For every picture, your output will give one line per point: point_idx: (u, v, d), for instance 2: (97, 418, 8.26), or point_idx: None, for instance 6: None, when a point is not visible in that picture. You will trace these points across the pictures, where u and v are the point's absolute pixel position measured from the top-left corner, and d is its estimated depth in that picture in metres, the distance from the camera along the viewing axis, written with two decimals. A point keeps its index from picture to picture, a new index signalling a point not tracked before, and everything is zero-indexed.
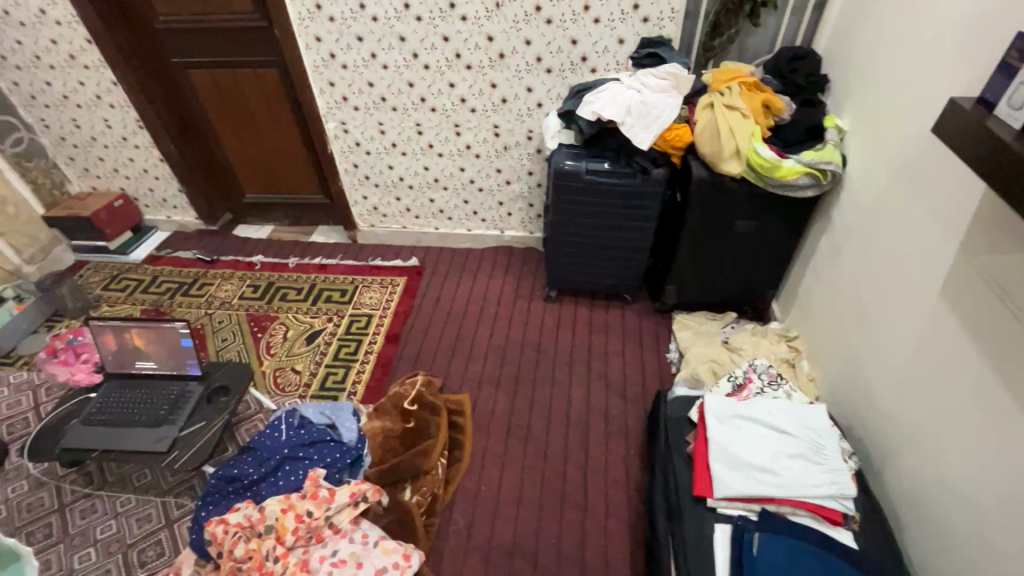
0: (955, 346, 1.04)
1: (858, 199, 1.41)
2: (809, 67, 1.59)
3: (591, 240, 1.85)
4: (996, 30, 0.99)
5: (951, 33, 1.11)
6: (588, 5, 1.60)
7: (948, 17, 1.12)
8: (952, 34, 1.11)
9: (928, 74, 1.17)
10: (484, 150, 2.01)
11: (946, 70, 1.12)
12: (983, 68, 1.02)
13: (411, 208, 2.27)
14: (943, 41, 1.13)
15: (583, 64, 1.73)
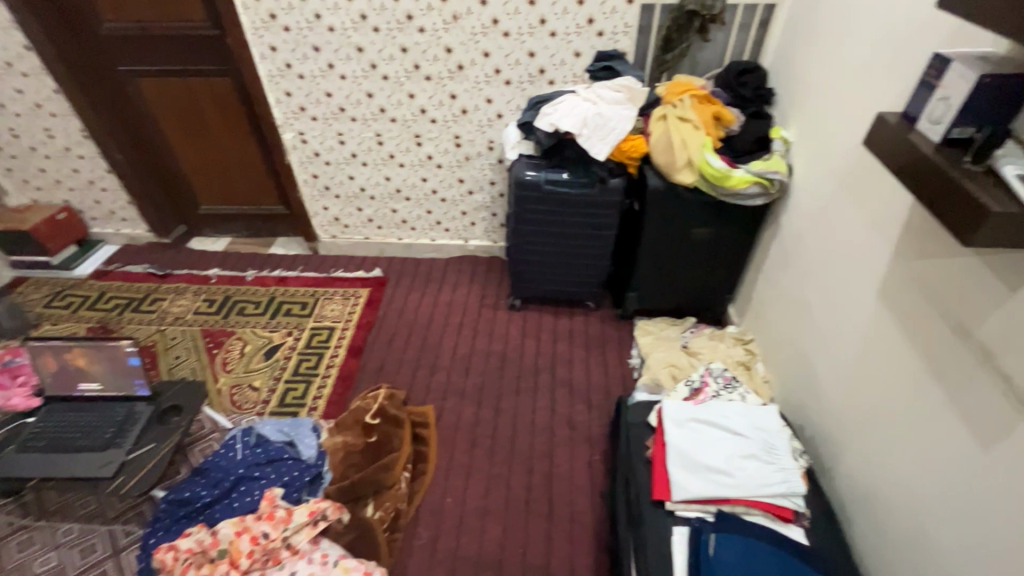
0: (893, 345, 1.09)
1: (804, 207, 1.48)
2: (756, 81, 1.66)
3: (553, 248, 1.87)
4: (918, 48, 1.06)
5: (880, 50, 1.18)
6: (545, 18, 1.63)
7: (877, 35, 1.19)
8: (881, 51, 1.17)
9: (862, 88, 1.24)
10: (445, 160, 2.01)
11: (877, 84, 1.18)
12: (908, 83, 1.08)
13: (374, 218, 2.25)
14: (874, 57, 1.20)
15: (541, 76, 1.75)
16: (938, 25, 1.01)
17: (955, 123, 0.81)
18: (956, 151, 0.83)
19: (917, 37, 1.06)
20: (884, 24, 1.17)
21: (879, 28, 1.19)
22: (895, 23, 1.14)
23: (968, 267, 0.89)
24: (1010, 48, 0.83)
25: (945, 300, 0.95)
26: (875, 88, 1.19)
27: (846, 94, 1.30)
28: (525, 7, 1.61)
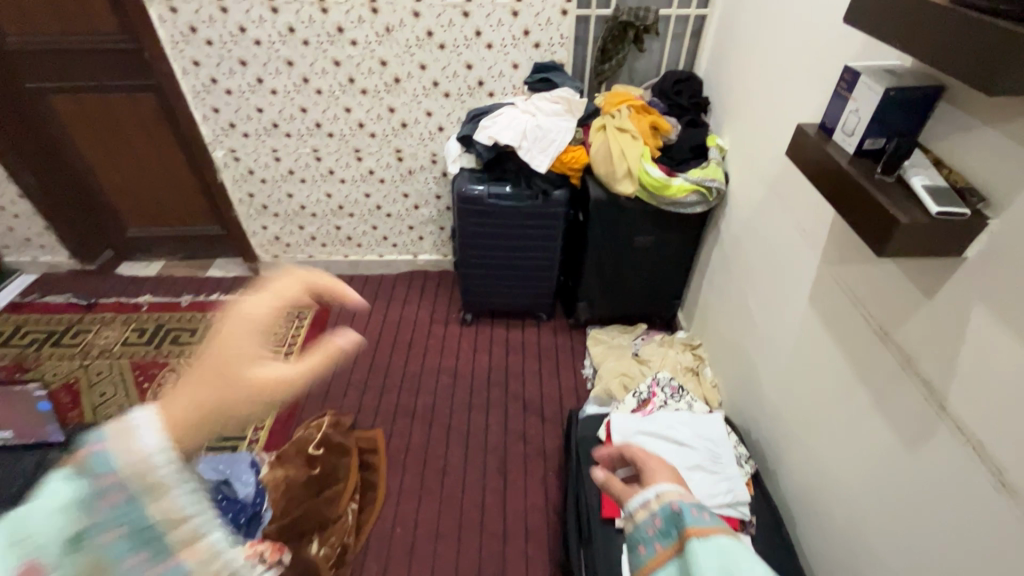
0: (826, 350, 1.11)
1: (740, 213, 1.50)
2: (691, 90, 1.68)
3: (501, 261, 1.84)
4: (837, 59, 1.08)
5: (804, 60, 1.21)
6: (480, 30, 1.60)
7: (800, 46, 1.22)
8: (805, 60, 1.20)
9: (788, 97, 1.27)
10: (388, 175, 1.96)
11: (802, 93, 1.21)
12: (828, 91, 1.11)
13: (317, 236, 2.16)
14: (799, 66, 1.22)
15: (481, 88, 1.73)
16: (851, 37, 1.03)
17: (867, 135, 0.82)
18: (870, 163, 0.84)
19: (836, 47, 1.09)
20: (806, 35, 1.20)
21: (802, 38, 1.21)
22: (815, 33, 1.16)
23: (887, 273, 0.91)
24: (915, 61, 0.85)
25: (869, 305, 0.97)
26: (801, 97, 1.21)
27: (774, 103, 1.33)
28: (459, 19, 1.58)
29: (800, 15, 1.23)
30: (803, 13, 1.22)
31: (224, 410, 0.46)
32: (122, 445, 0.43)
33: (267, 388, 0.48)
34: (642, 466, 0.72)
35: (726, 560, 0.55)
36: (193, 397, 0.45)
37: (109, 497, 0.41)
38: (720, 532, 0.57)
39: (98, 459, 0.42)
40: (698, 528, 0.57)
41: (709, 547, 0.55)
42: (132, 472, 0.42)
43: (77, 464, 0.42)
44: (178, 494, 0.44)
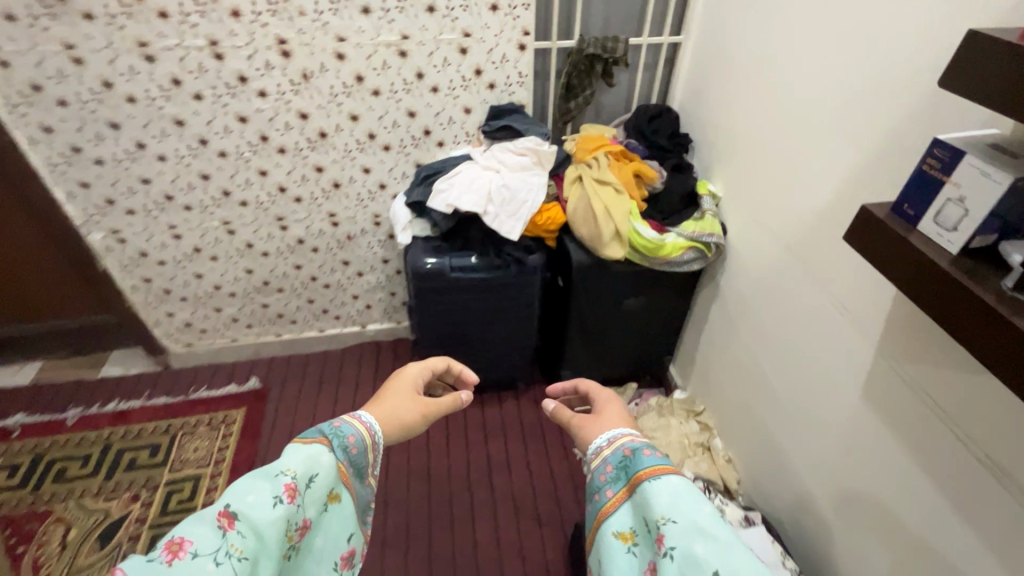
0: (895, 458, 0.93)
1: (746, 274, 1.30)
2: (669, 127, 1.48)
3: (469, 336, 1.57)
4: (877, 109, 0.89)
5: (824, 103, 1.01)
6: (422, 72, 1.32)
7: (817, 84, 1.02)
8: (825, 103, 1.00)
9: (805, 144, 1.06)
10: (321, 243, 1.63)
11: (825, 141, 1.01)
12: (870, 147, 0.91)
13: (240, 317, 1.79)
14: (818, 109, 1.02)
15: (427, 138, 1.44)
16: (902, 83, 0.84)
17: (977, 234, 0.63)
18: (981, 267, 0.65)
19: (875, 94, 0.89)
20: (824, 72, 1.00)
21: (819, 75, 1.01)
22: (838, 73, 0.97)
23: (1000, 391, 0.73)
24: (1017, 130, 0.66)
25: (966, 424, 0.78)
26: (825, 146, 1.01)
27: (783, 149, 1.13)
28: (395, 59, 1.28)
29: (811, 47, 1.03)
30: (814, 46, 1.02)
31: (401, 419, 0.69)
32: (352, 418, 0.64)
33: (429, 409, 0.72)
34: (594, 406, 0.71)
35: (680, 500, 0.52)
36: (386, 409, 0.69)
37: (348, 451, 0.60)
38: (665, 470, 0.55)
39: (337, 426, 0.61)
40: (649, 472, 0.55)
41: (660, 491, 0.53)
42: (361, 436, 0.62)
43: (323, 425, 0.61)
44: (373, 455, 0.64)
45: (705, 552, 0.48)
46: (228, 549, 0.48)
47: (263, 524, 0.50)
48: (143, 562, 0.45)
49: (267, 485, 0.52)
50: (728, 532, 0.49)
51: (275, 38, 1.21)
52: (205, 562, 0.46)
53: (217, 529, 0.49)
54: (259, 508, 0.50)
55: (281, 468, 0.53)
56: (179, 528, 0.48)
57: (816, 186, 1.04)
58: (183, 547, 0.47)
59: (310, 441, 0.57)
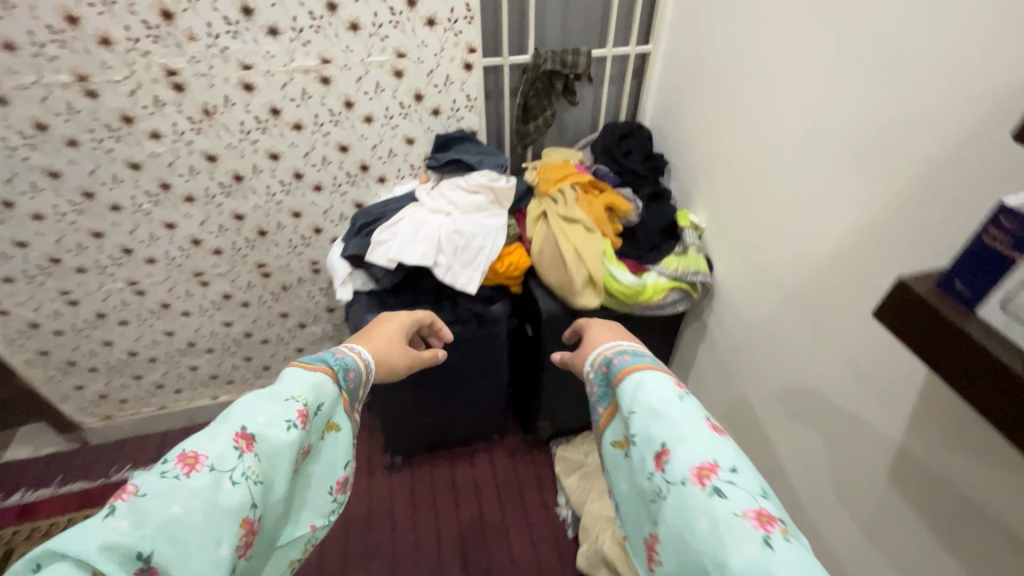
0: (934, 555, 0.78)
1: (740, 317, 1.14)
2: (641, 147, 1.32)
3: (430, 394, 1.38)
4: (906, 142, 0.73)
5: (832, 130, 0.85)
6: (350, 100, 1.11)
7: (821, 108, 0.86)
8: (834, 131, 0.84)
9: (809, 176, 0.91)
10: (252, 297, 1.41)
11: (837, 175, 0.85)
12: (900, 187, 0.75)
13: (166, 382, 1.55)
14: (824, 136, 0.86)
15: (365, 174, 1.24)
16: (938, 114, 0.69)
17: None
18: None
19: (902, 124, 0.74)
20: (831, 94, 0.84)
21: (824, 96, 0.85)
22: (850, 96, 0.81)
23: None
24: None
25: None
26: (835, 181, 0.86)
27: (780, 180, 0.97)
28: (316, 87, 1.07)
29: (813, 63, 0.87)
30: (815, 63, 0.86)
31: (388, 364, 0.72)
32: (351, 352, 0.67)
33: (413, 359, 0.75)
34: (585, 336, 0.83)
35: (640, 396, 0.67)
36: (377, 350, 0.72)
37: (348, 386, 0.64)
38: (633, 371, 0.71)
39: (337, 359, 0.64)
40: (621, 376, 0.71)
41: (627, 390, 0.69)
42: (359, 372, 0.66)
43: (323, 357, 0.63)
44: (365, 391, 0.68)
45: (657, 430, 0.63)
46: (245, 470, 0.49)
47: (279, 447, 0.52)
48: (157, 476, 0.47)
49: (279, 409, 0.54)
50: (682, 411, 0.64)
51: (161, 68, 0.99)
52: (223, 478, 0.48)
53: (234, 449, 0.50)
54: (275, 430, 0.52)
55: (293, 395, 0.55)
56: (194, 443, 0.49)
57: (826, 227, 0.89)
58: (199, 462, 0.48)
59: (314, 371, 0.59)
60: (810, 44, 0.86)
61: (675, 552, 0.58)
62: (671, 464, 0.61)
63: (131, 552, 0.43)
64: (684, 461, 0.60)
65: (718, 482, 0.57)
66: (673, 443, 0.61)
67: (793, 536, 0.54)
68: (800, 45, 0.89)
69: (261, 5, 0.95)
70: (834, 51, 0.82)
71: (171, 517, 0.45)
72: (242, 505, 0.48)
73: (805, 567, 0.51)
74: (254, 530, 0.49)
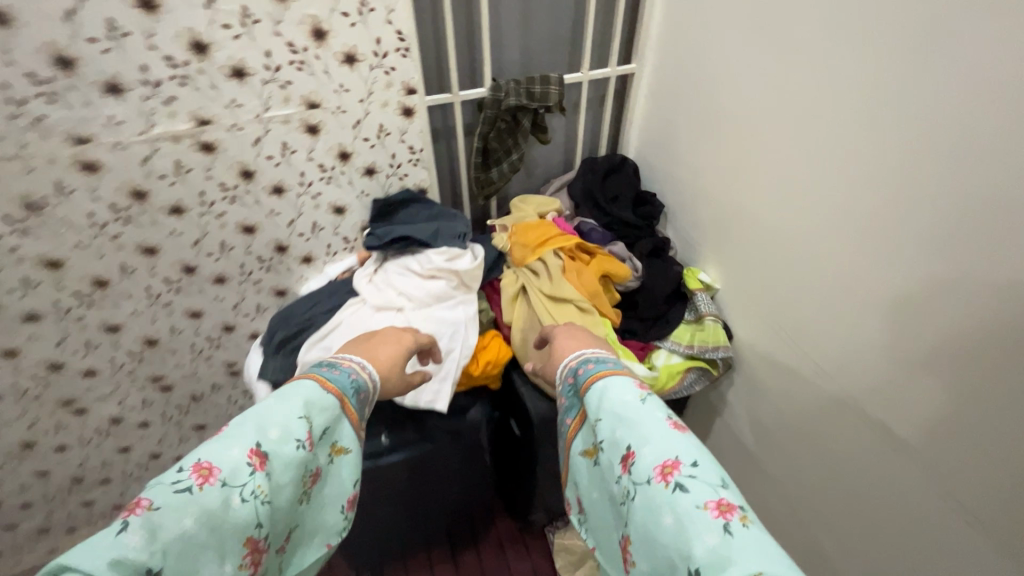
0: None
1: (777, 401, 0.93)
2: (628, 187, 1.08)
3: (399, 511, 1.11)
4: None
5: (911, 195, 0.62)
6: (249, 168, 0.81)
7: (891, 163, 0.64)
8: (912, 196, 0.62)
9: (873, 249, 0.69)
10: (153, 415, 1.09)
11: (919, 253, 0.63)
12: None
13: (52, 525, 1.20)
14: (896, 200, 0.64)
15: (283, 256, 0.94)
16: None
17: None
18: None
19: None
20: (906, 147, 0.62)
21: (898, 149, 0.63)
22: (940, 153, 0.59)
23: None
24: None
25: None
26: (919, 261, 0.64)
27: (828, 248, 0.75)
28: (195, 158, 0.76)
29: (875, 104, 0.64)
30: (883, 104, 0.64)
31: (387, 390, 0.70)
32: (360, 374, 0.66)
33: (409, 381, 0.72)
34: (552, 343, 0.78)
35: (604, 399, 0.65)
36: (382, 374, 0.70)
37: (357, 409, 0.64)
38: (598, 379, 0.67)
39: (349, 381, 0.63)
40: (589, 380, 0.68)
41: (592, 395, 0.66)
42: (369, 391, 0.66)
43: (335, 379, 0.63)
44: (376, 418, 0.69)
45: (621, 432, 0.61)
46: (254, 488, 0.51)
47: (291, 468, 0.55)
48: (174, 487, 0.49)
49: (292, 425, 0.56)
50: (644, 415, 0.61)
51: None
52: (231, 494, 0.50)
53: (246, 466, 0.52)
54: (288, 448, 0.54)
55: (305, 414, 0.57)
56: (211, 453, 0.52)
57: (905, 317, 0.67)
58: (213, 474, 0.50)
59: (325, 394, 0.60)
60: (871, 77, 0.64)
61: (645, 557, 0.55)
62: (636, 465, 0.58)
63: (141, 568, 0.45)
64: (649, 460, 0.57)
65: (679, 478, 0.55)
66: (637, 446, 0.59)
67: (756, 525, 0.51)
68: (853, 78, 0.66)
69: (86, 54, 0.64)
70: (910, 90, 0.60)
71: (183, 531, 0.47)
72: (247, 525, 0.51)
73: (764, 553, 0.48)
74: (259, 546, 0.52)
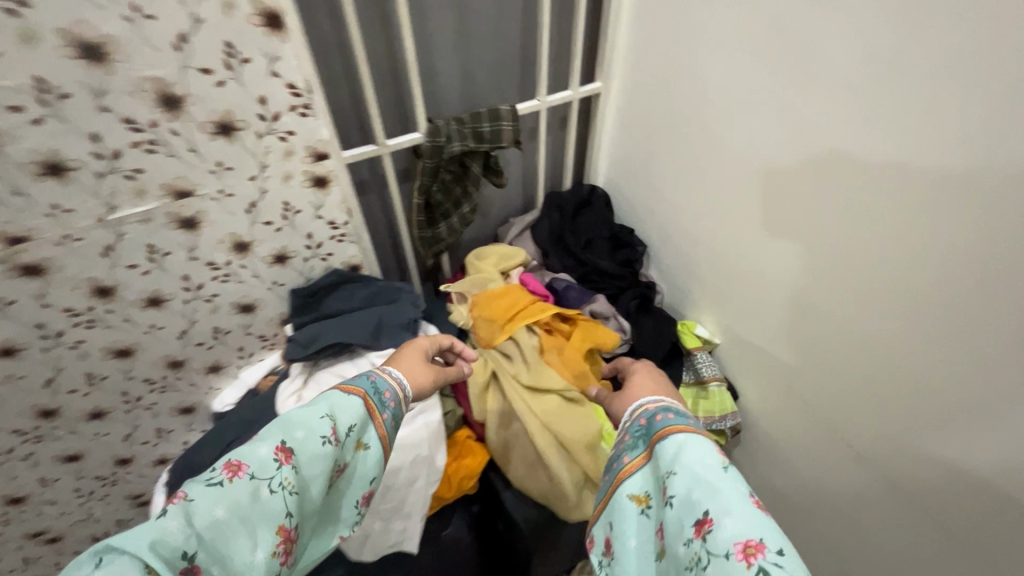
0: None
1: (799, 477, 0.80)
2: (602, 225, 0.92)
3: None
4: None
5: (989, 280, 0.48)
6: (104, 284, 0.58)
7: (960, 236, 0.49)
8: (992, 280, 0.48)
9: (929, 336, 0.55)
10: (43, 569, 0.86)
11: (1000, 352, 0.50)
12: None
13: None
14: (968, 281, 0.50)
15: (181, 371, 0.72)
16: None
17: None
18: None
19: None
20: (984, 217, 0.47)
21: (976, 222, 0.48)
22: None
23: None
24: None
25: None
26: (1002, 364, 0.50)
27: (864, 322, 0.61)
28: (16, 285, 0.54)
29: (938, 157, 0.48)
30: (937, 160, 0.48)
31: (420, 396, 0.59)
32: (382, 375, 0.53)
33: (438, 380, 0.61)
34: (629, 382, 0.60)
35: (687, 451, 0.45)
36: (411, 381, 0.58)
37: (386, 409, 0.51)
38: (682, 429, 0.48)
39: (371, 381, 0.52)
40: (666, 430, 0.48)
41: (670, 445, 0.46)
42: (395, 391, 0.53)
43: (356, 380, 0.51)
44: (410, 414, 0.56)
45: (698, 494, 0.41)
46: (282, 482, 0.41)
47: (323, 463, 0.43)
48: (203, 483, 0.40)
49: (315, 421, 0.44)
50: (732, 484, 0.42)
51: None
52: (260, 487, 0.40)
53: (273, 462, 0.42)
54: (316, 443, 0.43)
55: (326, 409, 0.45)
56: (240, 449, 0.42)
57: (977, 422, 0.53)
58: (242, 468, 0.41)
59: (348, 394, 0.48)
60: (933, 124, 0.48)
61: None
62: (712, 537, 0.39)
63: (176, 556, 0.36)
64: (733, 535, 0.39)
65: (770, 566, 0.37)
66: (718, 516, 0.40)
67: None
68: (899, 120, 0.50)
69: None
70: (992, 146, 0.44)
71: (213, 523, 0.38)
72: (278, 523, 0.40)
73: None
74: (292, 545, 0.41)
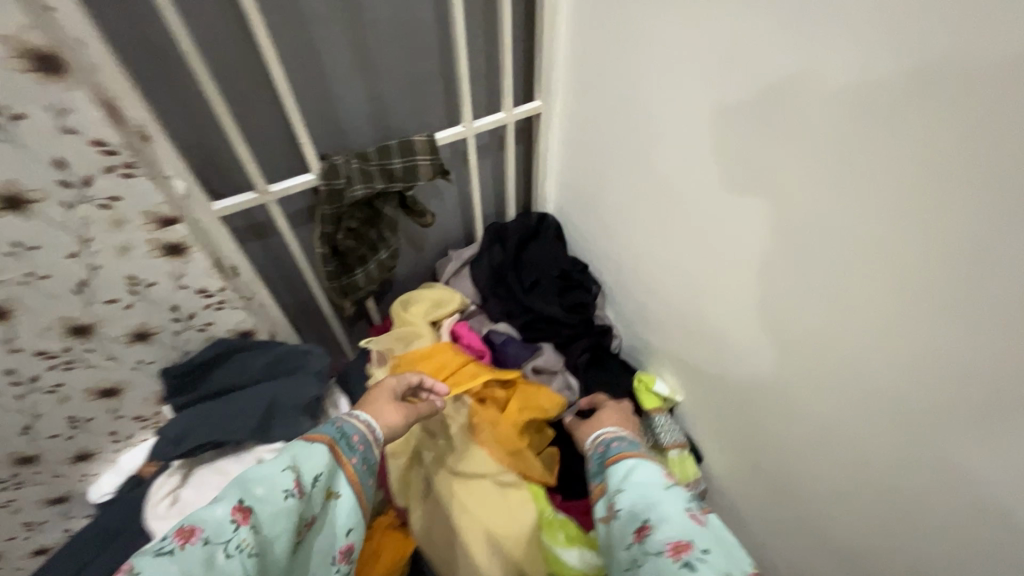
0: None
1: (769, 560, 0.70)
2: (551, 262, 0.80)
3: None
4: None
5: (1004, 394, 0.38)
6: None
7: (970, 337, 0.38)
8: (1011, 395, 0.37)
9: (926, 441, 0.45)
10: None
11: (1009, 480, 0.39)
12: None
13: None
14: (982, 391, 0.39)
15: (36, 467, 0.61)
16: None
17: None
18: None
19: None
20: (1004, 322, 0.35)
21: (996, 320, 0.36)
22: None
23: None
24: None
25: None
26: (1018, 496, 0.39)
27: (848, 411, 0.50)
28: None
29: (942, 239, 0.37)
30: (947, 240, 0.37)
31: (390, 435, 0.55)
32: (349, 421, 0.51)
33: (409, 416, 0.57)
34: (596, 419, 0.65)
35: (635, 472, 0.49)
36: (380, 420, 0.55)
37: (355, 453, 0.49)
38: (629, 456, 0.52)
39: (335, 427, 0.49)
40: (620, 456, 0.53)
41: (620, 465, 0.51)
42: (362, 435, 0.51)
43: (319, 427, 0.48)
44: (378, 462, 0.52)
45: (640, 505, 0.45)
46: (241, 544, 0.37)
47: (287, 519, 0.40)
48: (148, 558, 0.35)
49: (276, 474, 0.41)
50: (673, 498, 0.45)
51: None
52: (216, 553, 0.36)
53: (229, 523, 0.38)
54: (280, 497, 0.40)
55: (288, 460, 0.42)
56: (190, 516, 0.38)
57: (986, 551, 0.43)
58: (195, 534, 0.36)
59: (313, 443, 0.45)
60: (938, 196, 0.36)
61: None
62: (651, 539, 0.42)
63: None
64: (666, 536, 0.42)
65: (694, 562, 0.40)
66: (656, 522, 0.43)
67: None
68: (897, 187, 0.38)
69: None
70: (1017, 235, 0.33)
71: None
72: None
73: None
74: None
